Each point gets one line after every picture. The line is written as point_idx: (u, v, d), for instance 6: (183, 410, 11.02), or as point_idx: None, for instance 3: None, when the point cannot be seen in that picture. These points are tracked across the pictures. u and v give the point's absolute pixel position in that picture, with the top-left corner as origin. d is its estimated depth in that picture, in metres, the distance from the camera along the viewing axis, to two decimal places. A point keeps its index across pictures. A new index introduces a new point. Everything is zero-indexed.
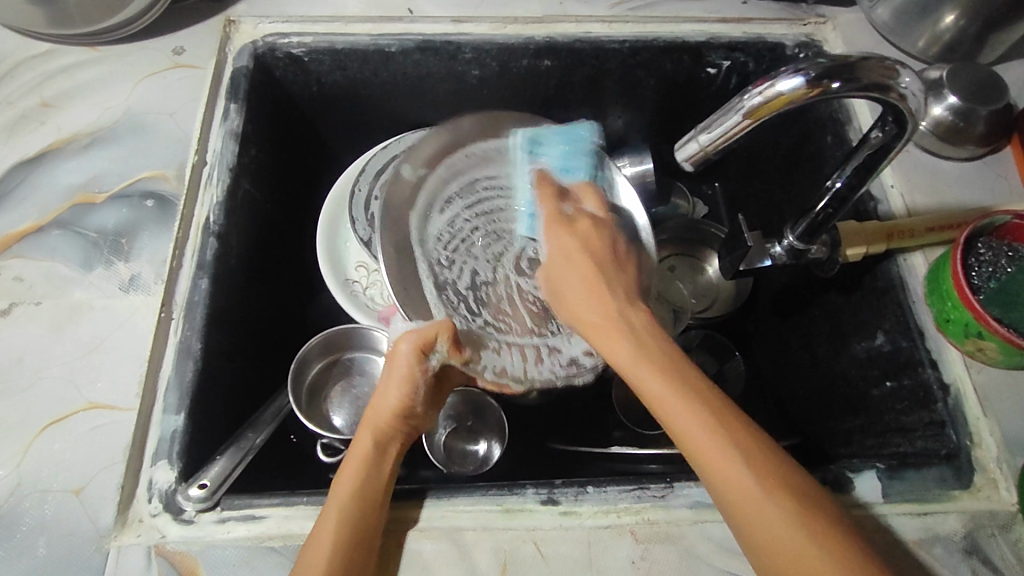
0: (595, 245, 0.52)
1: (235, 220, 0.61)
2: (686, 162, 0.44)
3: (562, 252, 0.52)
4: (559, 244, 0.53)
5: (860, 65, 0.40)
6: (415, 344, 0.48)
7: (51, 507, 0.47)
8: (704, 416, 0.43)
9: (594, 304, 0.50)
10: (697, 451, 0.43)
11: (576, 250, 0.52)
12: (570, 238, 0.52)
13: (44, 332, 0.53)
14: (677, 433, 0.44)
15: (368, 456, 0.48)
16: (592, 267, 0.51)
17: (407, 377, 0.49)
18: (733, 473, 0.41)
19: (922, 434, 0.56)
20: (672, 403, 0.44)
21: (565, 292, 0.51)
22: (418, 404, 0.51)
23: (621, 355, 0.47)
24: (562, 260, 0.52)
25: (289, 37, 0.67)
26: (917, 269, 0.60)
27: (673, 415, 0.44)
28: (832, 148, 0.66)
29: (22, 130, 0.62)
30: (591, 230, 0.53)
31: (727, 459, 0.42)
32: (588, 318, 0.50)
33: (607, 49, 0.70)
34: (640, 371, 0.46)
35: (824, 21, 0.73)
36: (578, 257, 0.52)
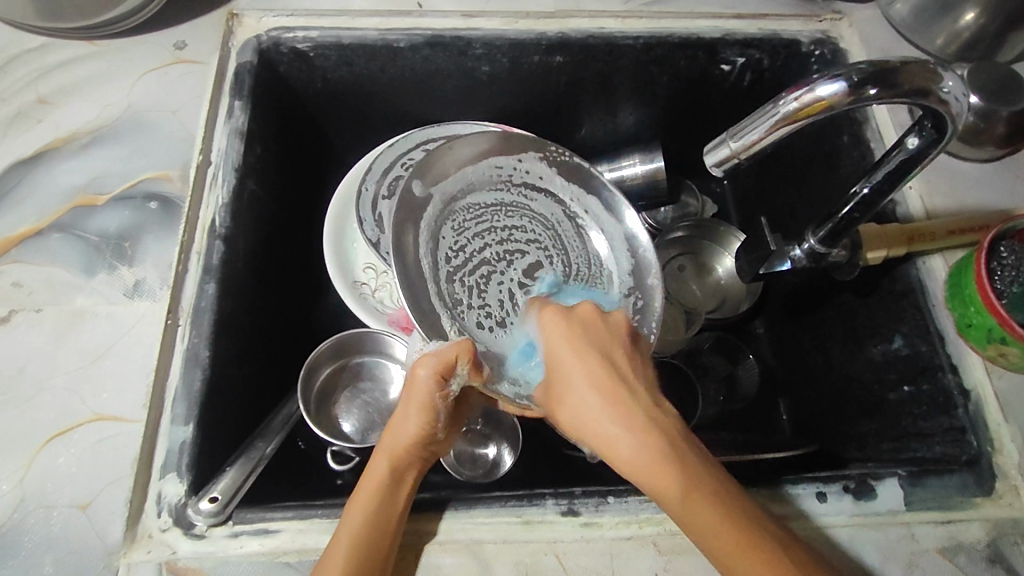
0: (598, 333, 0.46)
1: (242, 221, 0.59)
2: (715, 168, 0.42)
3: (560, 336, 0.46)
4: (558, 325, 0.47)
5: (902, 72, 0.39)
6: (434, 367, 0.45)
7: (57, 523, 0.45)
8: (717, 516, 0.39)
9: (579, 373, 0.44)
10: (681, 512, 0.40)
11: (581, 334, 0.46)
12: (563, 320, 0.47)
13: (46, 340, 0.51)
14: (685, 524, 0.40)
15: (383, 480, 0.46)
16: (604, 344, 0.45)
17: (426, 402, 0.46)
18: (739, 558, 0.38)
19: (941, 440, 0.56)
20: (690, 502, 0.39)
21: (561, 373, 0.45)
22: (437, 429, 0.49)
23: (627, 455, 0.42)
24: (560, 335, 0.46)
25: (294, 32, 0.65)
26: (936, 272, 0.58)
27: (658, 483, 0.40)
28: (848, 148, 0.65)
29: (18, 127, 0.60)
30: (591, 323, 0.46)
31: (720, 528, 0.39)
32: (567, 387, 0.45)
33: (620, 45, 0.69)
34: (643, 447, 0.41)
35: (840, 18, 0.71)
36: (581, 334, 0.46)
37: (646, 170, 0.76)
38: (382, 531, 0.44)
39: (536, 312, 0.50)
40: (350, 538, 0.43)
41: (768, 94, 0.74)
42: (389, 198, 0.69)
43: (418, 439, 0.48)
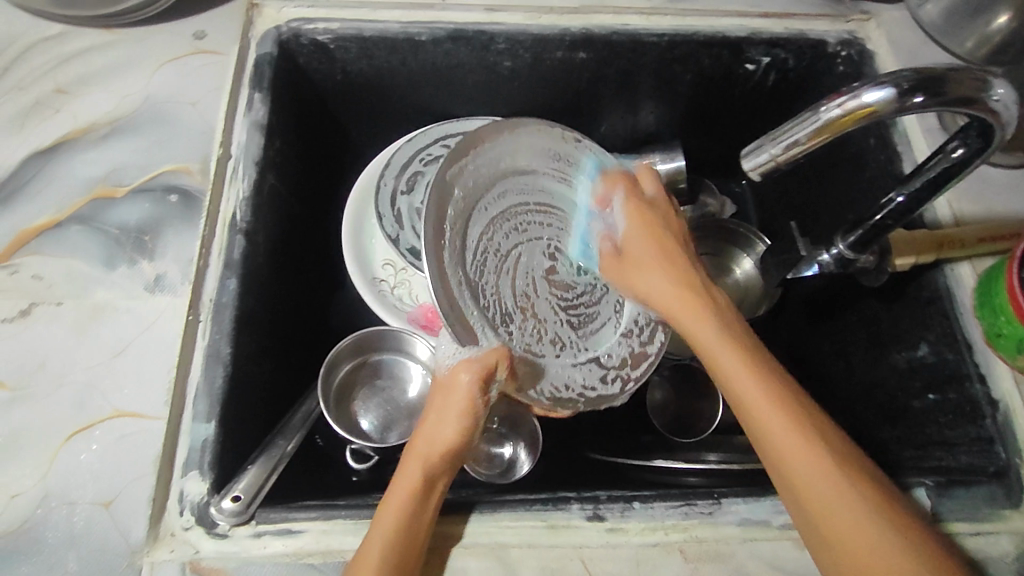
0: (664, 235, 0.54)
1: (263, 216, 0.58)
2: (753, 172, 0.41)
3: (640, 232, 0.54)
4: (642, 228, 0.54)
5: (949, 80, 0.39)
6: (479, 372, 0.47)
7: (79, 521, 0.45)
8: (805, 431, 0.44)
9: (665, 280, 0.52)
10: (782, 463, 0.44)
11: (656, 224, 0.54)
12: (648, 227, 0.54)
13: (66, 334, 0.51)
14: (762, 435, 0.45)
15: (415, 489, 0.45)
16: (672, 253, 0.53)
17: (466, 408, 0.48)
18: (833, 487, 0.42)
19: (968, 449, 0.55)
20: (770, 421, 0.45)
21: (665, 309, 0.52)
22: (471, 437, 0.49)
23: (702, 331, 0.50)
24: (646, 243, 0.54)
25: (314, 23, 0.64)
26: (964, 280, 0.58)
27: (769, 428, 0.45)
28: (874, 151, 0.64)
29: (35, 117, 0.59)
30: (657, 212, 0.55)
31: (823, 466, 0.43)
32: (663, 301, 0.52)
33: (645, 43, 0.68)
34: (763, 391, 0.46)
35: (868, 18, 0.69)
36: (661, 237, 0.54)
37: (666, 169, 0.75)
38: (414, 539, 0.44)
39: (620, 199, 0.56)
40: (385, 547, 0.42)
41: (792, 94, 0.73)
42: (407, 193, 0.68)
43: (451, 448, 0.48)
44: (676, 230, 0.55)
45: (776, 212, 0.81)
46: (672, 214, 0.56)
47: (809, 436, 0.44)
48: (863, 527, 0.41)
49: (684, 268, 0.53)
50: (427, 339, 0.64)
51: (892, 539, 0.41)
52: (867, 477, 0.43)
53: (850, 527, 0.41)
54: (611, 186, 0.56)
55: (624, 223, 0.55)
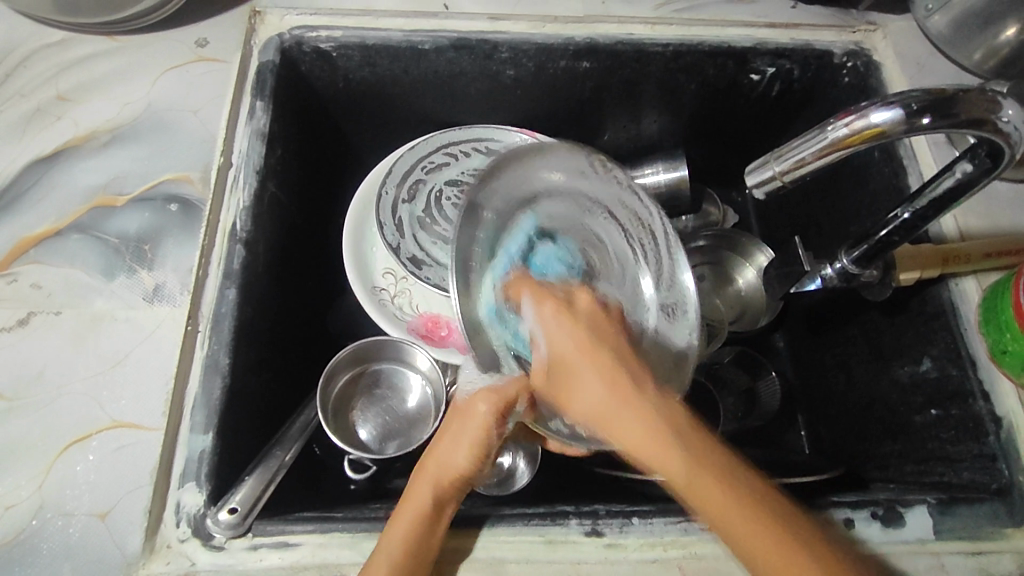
0: (594, 321, 0.46)
1: (263, 225, 0.58)
2: (758, 190, 0.41)
3: (563, 339, 0.45)
4: (557, 322, 0.46)
5: (959, 100, 0.38)
6: (496, 403, 0.46)
7: (75, 532, 0.45)
8: (732, 494, 0.39)
9: (609, 391, 0.43)
10: (748, 555, 0.38)
11: (580, 331, 0.45)
12: (575, 324, 0.45)
13: (65, 344, 0.51)
14: (704, 516, 0.39)
15: (425, 512, 0.45)
16: (582, 339, 0.45)
17: (483, 437, 0.47)
18: (791, 570, 0.37)
19: (970, 466, 0.54)
20: (699, 488, 0.39)
21: (571, 371, 0.44)
22: (482, 465, 0.49)
23: (640, 437, 0.41)
24: (572, 342, 0.45)
25: (317, 31, 0.64)
26: (969, 296, 0.57)
27: (720, 510, 0.38)
28: (879, 163, 0.63)
29: (38, 124, 0.59)
30: (591, 312, 0.47)
31: (776, 552, 0.37)
32: (593, 410, 0.43)
33: (649, 53, 0.67)
34: (689, 478, 0.39)
35: (874, 29, 0.69)
36: (579, 328, 0.45)
37: (669, 179, 0.75)
38: (423, 559, 0.44)
39: (530, 305, 0.47)
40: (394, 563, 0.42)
41: (797, 104, 0.72)
42: (409, 202, 0.68)
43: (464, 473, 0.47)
44: (596, 319, 0.46)
45: (775, 221, 0.81)
46: (574, 300, 0.48)
47: (738, 495, 0.39)
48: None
49: (613, 340, 0.45)
50: (427, 348, 0.64)
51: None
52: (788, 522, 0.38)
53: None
54: (518, 297, 0.48)
55: (537, 328, 0.46)
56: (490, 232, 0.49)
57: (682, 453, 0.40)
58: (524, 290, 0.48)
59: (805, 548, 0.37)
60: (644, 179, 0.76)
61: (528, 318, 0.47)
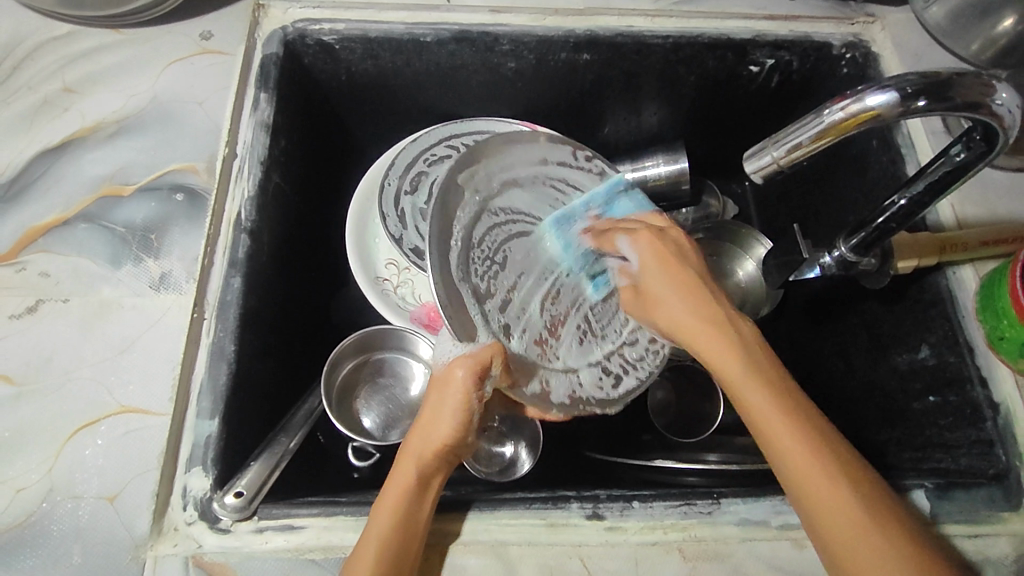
0: (684, 255, 0.50)
1: (267, 215, 0.58)
2: (755, 174, 0.41)
3: (657, 265, 0.50)
4: (657, 258, 0.50)
5: (954, 84, 0.39)
6: (470, 368, 0.45)
7: (85, 514, 0.46)
8: (820, 453, 0.42)
9: (687, 308, 0.49)
10: (797, 474, 0.42)
11: (672, 264, 0.50)
12: (663, 259, 0.50)
13: (72, 331, 0.51)
14: (774, 453, 0.43)
15: (408, 487, 0.45)
16: (679, 273, 0.50)
17: (462, 405, 0.46)
18: (833, 494, 0.41)
19: (967, 452, 0.55)
20: (790, 429, 0.43)
21: (655, 296, 0.50)
22: (468, 434, 0.48)
23: (729, 365, 0.46)
24: (661, 274, 0.50)
25: (320, 24, 0.65)
26: (967, 283, 0.57)
27: (779, 433, 0.43)
28: (878, 153, 0.63)
29: (44, 116, 0.60)
30: (681, 245, 0.51)
31: (824, 478, 0.41)
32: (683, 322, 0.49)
33: (649, 45, 0.68)
34: (765, 403, 0.44)
35: (873, 20, 0.69)
36: (675, 268, 0.50)
37: (669, 171, 0.75)
38: (410, 535, 0.44)
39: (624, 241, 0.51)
40: (383, 541, 0.43)
41: (796, 96, 0.73)
42: (411, 193, 0.69)
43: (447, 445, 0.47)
44: (688, 254, 0.51)
45: (777, 213, 0.81)
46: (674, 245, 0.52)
47: (795, 423, 0.43)
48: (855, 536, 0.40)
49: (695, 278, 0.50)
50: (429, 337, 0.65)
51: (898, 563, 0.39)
52: (860, 479, 0.42)
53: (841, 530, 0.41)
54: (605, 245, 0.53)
55: (631, 250, 0.51)
56: (466, 213, 0.50)
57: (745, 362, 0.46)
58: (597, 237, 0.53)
59: (844, 479, 0.42)
60: (645, 171, 0.76)
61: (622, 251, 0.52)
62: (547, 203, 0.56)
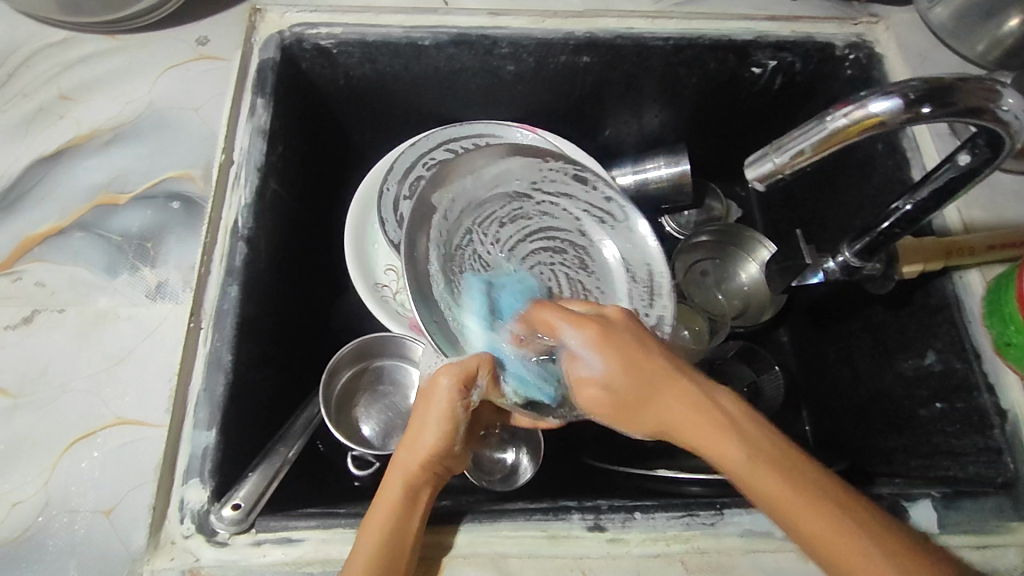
0: (634, 334, 0.43)
1: (264, 222, 0.58)
2: (758, 183, 0.41)
3: (618, 367, 0.42)
4: (615, 357, 0.42)
5: (959, 89, 0.38)
6: (457, 376, 0.45)
7: (81, 528, 0.45)
8: (814, 494, 0.38)
9: (668, 403, 0.41)
10: (825, 553, 0.38)
11: (632, 349, 0.42)
12: (606, 342, 0.42)
13: (68, 342, 0.51)
14: (796, 536, 0.39)
15: (398, 495, 0.45)
16: (655, 367, 0.42)
17: (447, 415, 0.46)
18: (861, 561, 0.37)
19: (974, 460, 0.54)
20: (792, 506, 0.38)
21: (643, 399, 0.42)
22: (454, 444, 0.47)
23: (721, 454, 0.40)
24: (626, 374, 0.42)
25: (318, 28, 0.64)
26: (974, 288, 0.56)
27: (799, 515, 0.38)
28: (882, 155, 0.63)
29: (40, 123, 0.59)
30: (625, 327, 0.44)
31: (854, 546, 0.37)
32: (678, 421, 0.41)
33: (650, 47, 0.67)
34: (753, 475, 0.39)
35: (877, 21, 0.68)
36: (646, 365, 0.42)
37: (671, 174, 0.75)
38: (403, 540, 0.44)
39: (572, 333, 0.43)
40: (374, 544, 0.43)
41: (799, 97, 0.72)
42: (410, 198, 0.68)
43: (431, 455, 0.46)
44: (645, 340, 0.43)
45: (779, 217, 0.80)
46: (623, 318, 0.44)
47: (810, 498, 0.38)
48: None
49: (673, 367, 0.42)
50: (429, 345, 0.64)
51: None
52: (876, 525, 0.38)
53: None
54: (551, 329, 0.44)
55: (574, 346, 0.43)
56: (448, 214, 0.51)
57: (740, 441, 0.40)
58: (534, 316, 0.46)
59: (863, 529, 0.37)
60: (647, 174, 0.76)
61: (589, 365, 0.42)
62: (523, 212, 0.57)
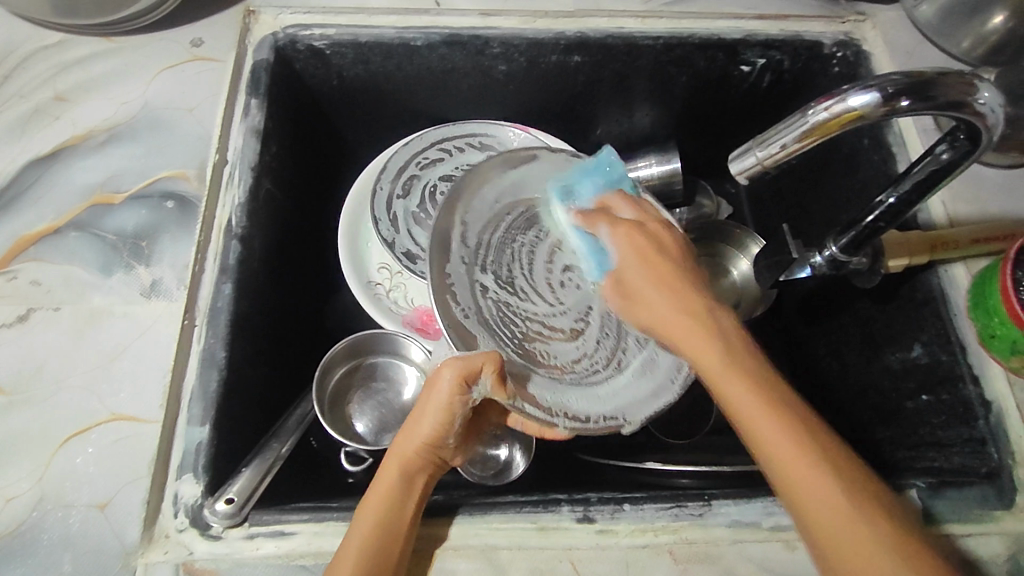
0: (662, 243, 0.49)
1: (258, 221, 0.59)
2: (741, 176, 0.42)
3: (632, 252, 0.49)
4: (633, 248, 0.49)
5: (937, 83, 0.39)
6: (457, 372, 0.45)
7: (76, 523, 0.46)
8: (775, 409, 0.41)
9: (665, 296, 0.47)
10: (778, 465, 0.40)
11: (649, 241, 0.49)
12: (633, 239, 0.49)
13: (64, 339, 0.52)
14: (745, 432, 0.42)
15: (394, 479, 0.46)
16: (667, 262, 0.48)
17: (447, 407, 0.46)
18: (795, 460, 0.39)
19: (959, 450, 0.55)
20: (732, 391, 0.42)
21: (637, 293, 0.49)
22: (450, 434, 0.48)
23: (704, 358, 0.44)
24: (636, 267, 0.49)
25: (310, 29, 0.65)
26: (959, 282, 0.57)
27: (766, 432, 0.40)
28: (869, 151, 0.63)
29: (35, 124, 0.60)
30: (659, 234, 0.50)
31: (812, 471, 0.39)
32: (665, 320, 0.47)
33: (639, 46, 0.68)
34: (725, 374, 0.43)
35: (864, 19, 0.69)
36: (659, 262, 0.48)
37: (662, 171, 0.75)
38: (396, 531, 0.44)
39: (607, 230, 0.51)
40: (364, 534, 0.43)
41: (788, 95, 0.73)
42: (403, 197, 0.69)
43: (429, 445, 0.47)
44: (663, 244, 0.49)
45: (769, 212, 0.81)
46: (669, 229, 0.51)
47: (778, 410, 0.41)
48: (841, 516, 0.38)
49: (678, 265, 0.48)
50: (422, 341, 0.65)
51: (873, 524, 0.38)
52: (812, 431, 0.40)
53: (830, 520, 0.38)
54: (594, 224, 0.52)
55: (613, 249, 0.50)
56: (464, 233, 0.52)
57: (722, 343, 0.44)
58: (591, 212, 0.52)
59: (819, 447, 0.40)
60: (637, 172, 0.76)
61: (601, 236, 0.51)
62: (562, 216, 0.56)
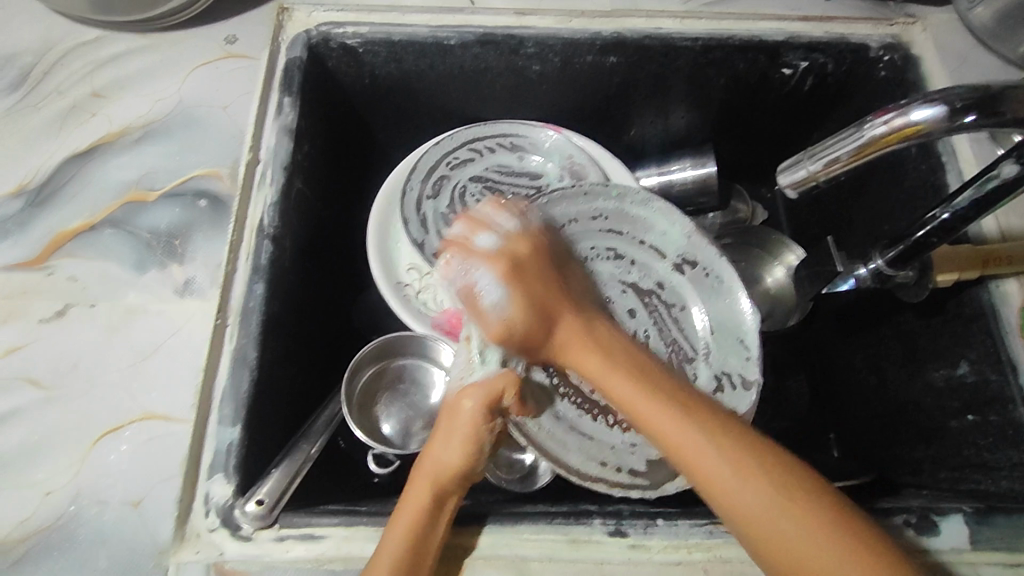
0: (524, 273, 0.50)
1: (290, 220, 0.58)
2: (789, 188, 0.41)
3: (502, 264, 0.50)
4: (504, 258, 0.50)
5: (1005, 99, 0.37)
6: (482, 400, 0.47)
7: (109, 519, 0.46)
8: (679, 413, 0.43)
9: (567, 329, 0.49)
10: (665, 439, 0.42)
11: (529, 258, 0.51)
12: (512, 271, 0.49)
13: (99, 336, 0.52)
14: (678, 458, 0.42)
15: (423, 508, 0.45)
16: (540, 286, 0.50)
17: (472, 435, 0.47)
18: (750, 505, 0.39)
19: (1008, 474, 0.52)
20: (646, 412, 0.43)
21: (522, 296, 0.49)
22: (479, 465, 0.48)
23: (611, 378, 0.46)
24: (509, 264, 0.50)
25: (344, 27, 0.64)
26: (1011, 298, 0.55)
27: (684, 446, 0.41)
28: (916, 159, 0.61)
29: (73, 120, 0.60)
30: (534, 251, 0.51)
31: (743, 471, 0.39)
32: (588, 337, 0.49)
33: (678, 47, 0.66)
34: (609, 381, 0.46)
35: (913, 21, 0.66)
36: (522, 271, 0.50)
37: (696, 175, 0.74)
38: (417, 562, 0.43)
39: (485, 235, 0.51)
40: (393, 561, 0.42)
41: (831, 99, 0.70)
42: (433, 198, 0.68)
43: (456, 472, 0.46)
44: (550, 277, 0.51)
45: (806, 229, 0.79)
46: (528, 238, 0.52)
47: (691, 418, 0.42)
48: (771, 520, 0.38)
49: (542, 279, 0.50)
50: (451, 344, 0.63)
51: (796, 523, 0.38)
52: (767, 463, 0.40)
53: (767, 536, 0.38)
54: (475, 228, 0.51)
55: (484, 246, 0.51)
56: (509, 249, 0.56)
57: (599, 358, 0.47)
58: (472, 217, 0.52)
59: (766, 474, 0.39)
60: (670, 176, 0.75)
61: (483, 242, 0.51)
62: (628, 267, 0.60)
